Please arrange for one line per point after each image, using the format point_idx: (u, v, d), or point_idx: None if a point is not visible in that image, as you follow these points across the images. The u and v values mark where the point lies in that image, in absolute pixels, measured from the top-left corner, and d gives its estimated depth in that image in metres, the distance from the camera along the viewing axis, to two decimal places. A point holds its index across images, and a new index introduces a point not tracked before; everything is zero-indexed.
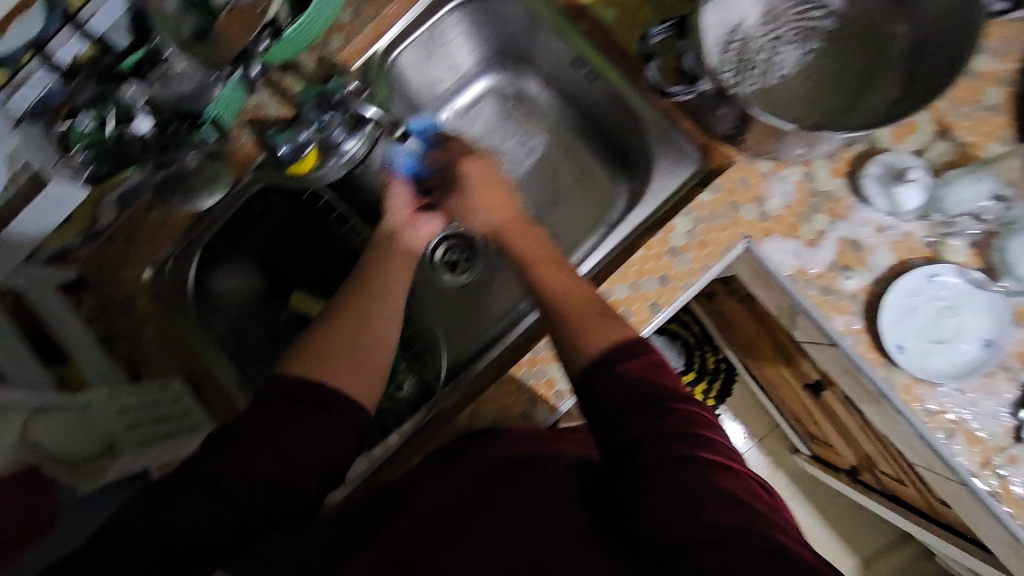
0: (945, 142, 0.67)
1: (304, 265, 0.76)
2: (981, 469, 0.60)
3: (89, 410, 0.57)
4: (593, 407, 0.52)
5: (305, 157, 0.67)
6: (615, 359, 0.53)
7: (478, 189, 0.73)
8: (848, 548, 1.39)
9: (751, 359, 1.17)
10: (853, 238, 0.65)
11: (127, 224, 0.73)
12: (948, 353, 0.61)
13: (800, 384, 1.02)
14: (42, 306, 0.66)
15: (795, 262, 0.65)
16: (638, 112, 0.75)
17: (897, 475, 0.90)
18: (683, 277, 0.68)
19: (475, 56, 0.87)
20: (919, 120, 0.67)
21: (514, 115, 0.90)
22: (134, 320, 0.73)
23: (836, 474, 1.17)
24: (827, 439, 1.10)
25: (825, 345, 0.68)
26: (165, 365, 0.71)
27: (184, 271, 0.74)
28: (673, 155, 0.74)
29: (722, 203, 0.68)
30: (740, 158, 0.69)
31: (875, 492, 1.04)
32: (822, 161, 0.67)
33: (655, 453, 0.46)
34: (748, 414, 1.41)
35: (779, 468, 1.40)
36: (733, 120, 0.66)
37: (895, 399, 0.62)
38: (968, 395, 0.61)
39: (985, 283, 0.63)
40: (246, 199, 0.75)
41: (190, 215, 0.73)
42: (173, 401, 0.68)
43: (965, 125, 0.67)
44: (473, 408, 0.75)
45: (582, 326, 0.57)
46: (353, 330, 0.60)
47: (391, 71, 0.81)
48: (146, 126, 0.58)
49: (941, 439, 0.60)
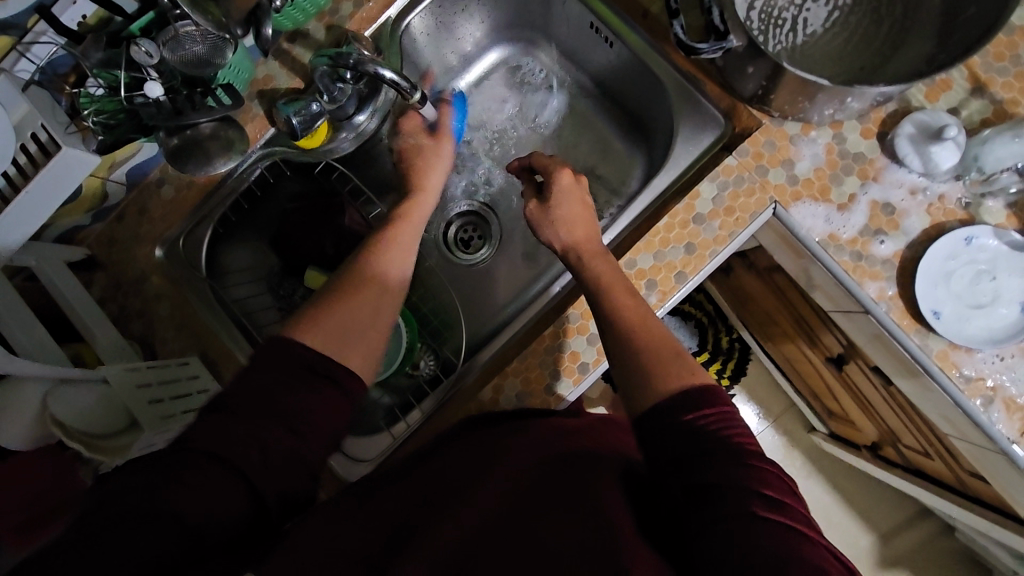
0: (981, 100, 0.65)
1: (314, 239, 0.81)
2: (1021, 436, 0.61)
3: (110, 384, 0.58)
4: (661, 452, 0.48)
5: (317, 128, 0.74)
6: (681, 407, 0.49)
7: (564, 205, 0.70)
8: (866, 525, 1.39)
9: (767, 334, 1.24)
10: (885, 201, 0.65)
11: (136, 201, 0.77)
12: (987, 319, 0.62)
13: (822, 359, 1.06)
14: (59, 282, 0.68)
15: (825, 227, 0.65)
16: (660, 75, 0.76)
17: (923, 448, 0.94)
18: (709, 244, 0.68)
19: (489, 26, 0.90)
20: (953, 77, 0.66)
21: (530, 83, 0.93)
22: (147, 297, 0.76)
23: (856, 450, 1.22)
24: (847, 414, 1.15)
25: (856, 314, 0.68)
26: (179, 343, 0.75)
27: (196, 246, 0.78)
28: (698, 119, 0.73)
29: (748, 168, 0.68)
30: (767, 120, 0.68)
31: (900, 466, 1.08)
32: (851, 123, 0.67)
33: (735, 504, 0.43)
34: (761, 393, 1.45)
35: (796, 448, 1.43)
36: (760, 80, 0.64)
37: (929, 365, 0.62)
38: (1007, 361, 0.61)
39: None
40: (258, 173, 0.80)
41: (200, 191, 0.78)
42: (191, 376, 0.70)
43: (1001, 81, 0.65)
44: (497, 381, 0.71)
45: (647, 370, 0.53)
46: (369, 316, 0.58)
47: (404, 37, 0.83)
48: (157, 90, 0.57)
49: (978, 406, 0.61)
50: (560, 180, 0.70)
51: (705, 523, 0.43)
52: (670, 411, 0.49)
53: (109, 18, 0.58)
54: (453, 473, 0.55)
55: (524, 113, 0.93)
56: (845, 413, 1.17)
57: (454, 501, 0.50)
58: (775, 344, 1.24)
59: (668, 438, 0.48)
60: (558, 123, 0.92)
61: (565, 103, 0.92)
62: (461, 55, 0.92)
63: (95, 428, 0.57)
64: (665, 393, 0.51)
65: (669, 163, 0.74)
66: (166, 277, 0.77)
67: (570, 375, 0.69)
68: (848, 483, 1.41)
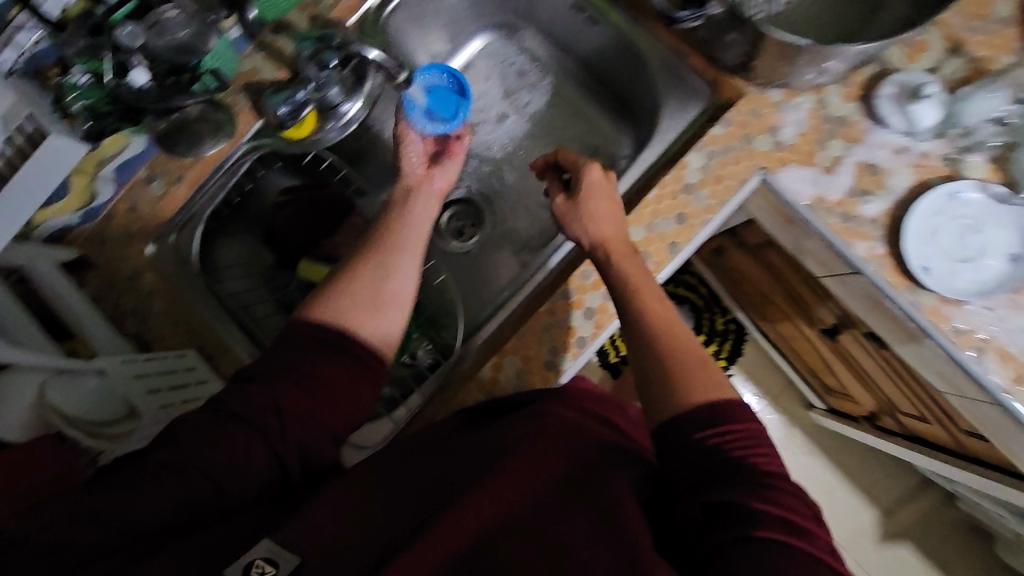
0: (958, 59, 0.66)
1: (307, 231, 0.83)
2: (1014, 385, 0.61)
3: (107, 374, 0.60)
4: (688, 465, 0.48)
5: (305, 117, 0.74)
6: (693, 424, 0.50)
7: (596, 197, 0.67)
8: (869, 500, 1.40)
9: (761, 313, 1.25)
10: (871, 162, 0.66)
11: (126, 199, 0.77)
12: (975, 272, 0.63)
13: (817, 333, 1.07)
14: (50, 279, 0.68)
15: (813, 190, 0.66)
16: (644, 50, 0.77)
17: (920, 414, 0.95)
18: (700, 214, 0.68)
19: (472, 14, 0.91)
20: (930, 38, 0.67)
21: (516, 69, 0.94)
22: (141, 294, 0.76)
23: (854, 423, 1.23)
24: (844, 387, 1.16)
25: (848, 276, 0.69)
26: (176, 338, 0.75)
27: (190, 240, 0.78)
28: (683, 92, 0.74)
29: (735, 136, 0.68)
30: (751, 89, 0.69)
31: (898, 436, 1.09)
32: (833, 87, 0.68)
33: (756, 525, 0.43)
34: (759, 373, 1.45)
35: (795, 426, 1.44)
36: (742, 47, 0.65)
37: (922, 321, 0.63)
38: (997, 312, 0.62)
39: (1006, 198, 0.64)
40: (249, 164, 0.79)
41: (190, 186, 0.78)
42: (191, 368, 0.70)
43: (976, 40, 0.67)
44: (495, 359, 0.71)
45: (683, 378, 0.53)
46: (391, 305, 0.56)
47: (388, 24, 0.83)
48: (143, 78, 0.59)
49: (972, 357, 0.62)
50: (589, 173, 0.68)
51: (727, 541, 0.43)
52: (683, 430, 0.50)
53: (90, 8, 0.59)
54: (456, 445, 0.55)
55: (510, 99, 0.94)
56: (842, 387, 1.17)
57: (457, 476, 0.50)
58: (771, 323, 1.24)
59: (681, 454, 0.49)
60: (544, 107, 0.93)
61: (551, 87, 0.93)
62: (445, 45, 0.92)
63: (95, 417, 0.58)
64: (685, 405, 0.51)
65: (656, 137, 0.75)
66: (159, 272, 0.77)
67: (568, 348, 0.69)
68: (849, 459, 1.41)
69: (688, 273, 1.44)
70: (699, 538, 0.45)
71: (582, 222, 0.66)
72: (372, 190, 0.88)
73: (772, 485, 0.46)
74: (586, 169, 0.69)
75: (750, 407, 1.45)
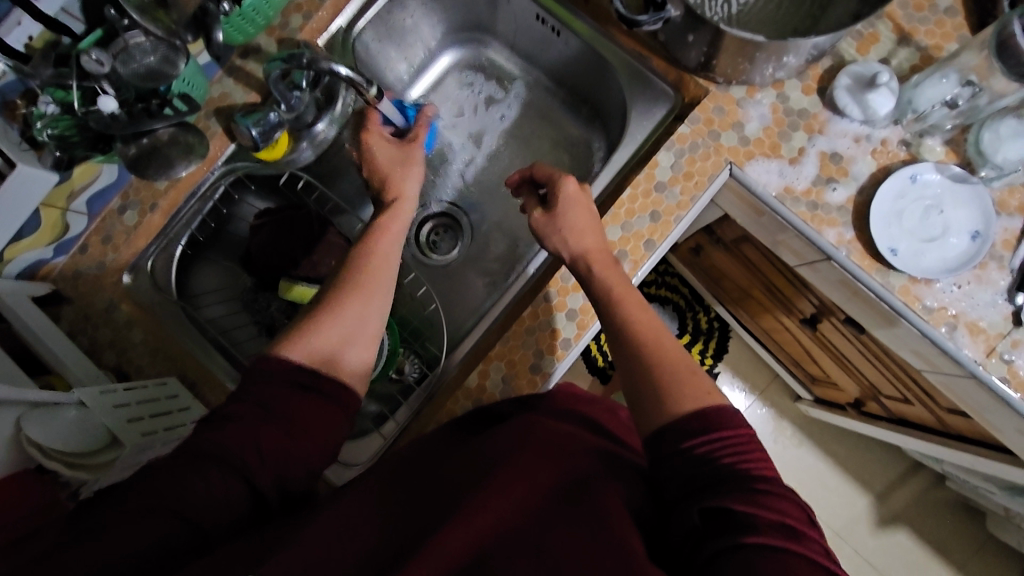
0: (906, 49, 0.70)
1: (286, 252, 0.80)
2: (987, 357, 0.63)
3: (86, 405, 0.59)
4: (676, 469, 0.49)
5: (276, 138, 0.75)
6: (683, 434, 0.50)
7: (571, 211, 0.66)
8: (862, 487, 1.41)
9: (743, 308, 1.27)
10: (833, 151, 0.68)
11: (99, 230, 0.76)
12: (941, 250, 0.65)
13: (798, 323, 1.09)
14: (25, 316, 0.66)
15: (780, 181, 0.68)
16: (608, 57, 0.79)
17: (902, 395, 0.97)
18: (673, 211, 0.70)
19: (439, 31, 0.93)
20: (879, 31, 0.70)
21: (486, 82, 0.95)
22: (119, 325, 0.75)
23: (841, 411, 1.25)
24: (829, 376, 1.18)
25: (820, 262, 0.71)
26: (156, 367, 0.74)
27: (167, 270, 0.78)
28: (649, 95, 0.76)
29: (701, 133, 0.70)
30: (714, 87, 0.71)
31: (883, 420, 1.11)
32: (792, 81, 0.70)
33: (745, 525, 0.43)
34: (745, 368, 1.47)
35: (784, 418, 1.45)
36: (702, 47, 0.67)
37: (894, 301, 0.65)
38: (964, 288, 0.64)
39: (965, 176, 0.66)
40: (223, 191, 0.80)
41: (165, 213, 0.77)
42: (172, 395, 0.70)
43: (923, 30, 0.70)
44: (482, 367, 0.71)
45: (666, 387, 0.54)
46: (364, 339, 0.58)
47: (356, 44, 0.84)
48: (112, 105, 0.58)
49: (944, 332, 0.64)
50: (566, 187, 0.67)
51: (720, 547, 0.43)
52: (674, 437, 0.50)
53: (55, 41, 0.60)
54: (448, 461, 0.54)
55: (482, 111, 0.95)
56: (826, 376, 1.19)
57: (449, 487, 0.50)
58: (753, 317, 1.26)
59: (673, 463, 0.49)
60: (517, 117, 0.95)
61: (522, 98, 0.94)
62: (415, 63, 0.94)
63: (74, 448, 0.56)
64: (676, 415, 0.52)
65: (626, 139, 0.76)
66: (136, 302, 0.76)
67: (552, 350, 0.70)
68: (840, 447, 1.43)
69: (669, 273, 1.46)
70: (696, 546, 0.44)
71: (558, 235, 0.67)
72: (349, 208, 0.88)
73: (764, 491, 0.45)
74: (559, 185, 0.68)
75: (739, 403, 1.46)
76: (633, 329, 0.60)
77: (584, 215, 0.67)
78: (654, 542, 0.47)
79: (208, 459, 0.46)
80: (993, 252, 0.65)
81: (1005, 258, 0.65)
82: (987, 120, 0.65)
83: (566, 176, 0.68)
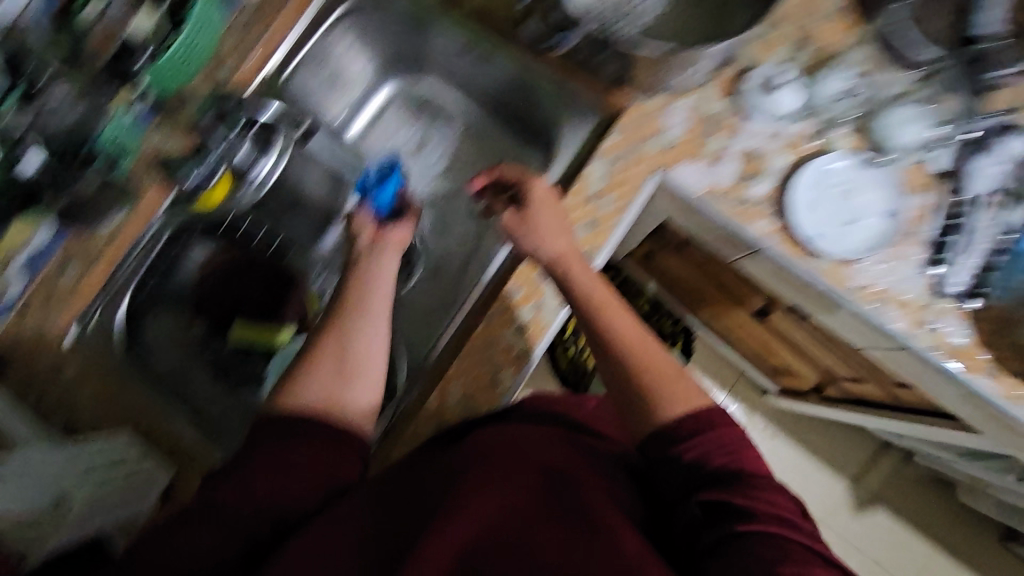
0: (806, 49, 0.74)
1: (238, 299, 0.89)
2: (915, 328, 0.68)
3: (35, 457, 0.65)
4: (672, 470, 0.52)
5: (216, 183, 0.81)
6: (677, 436, 0.54)
7: (544, 212, 0.69)
8: (836, 471, 1.44)
9: (699, 308, 1.29)
10: (753, 149, 0.72)
11: (39, 291, 0.75)
12: (862, 231, 0.69)
13: (751, 316, 1.11)
14: None
15: (708, 181, 0.72)
16: (531, 78, 0.83)
17: (855, 376, 1.00)
18: (609, 216, 0.75)
19: (371, 66, 0.95)
20: (779, 34, 0.74)
21: (423, 113, 1.00)
22: (67, 385, 0.75)
23: (804, 398, 1.28)
24: (786, 365, 1.22)
25: (752, 255, 0.75)
26: (117, 424, 0.76)
27: (111, 325, 0.79)
28: (578, 111, 0.81)
29: (628, 141, 0.74)
30: (636, 98, 0.74)
31: (842, 402, 1.14)
32: (705, 85, 0.73)
33: (739, 518, 0.46)
34: (710, 366, 1.49)
35: (755, 412, 1.48)
36: (616, 63, 0.71)
37: (827, 282, 0.69)
38: (890, 265, 0.69)
39: (874, 158, 0.71)
40: (162, 243, 0.81)
41: (105, 269, 0.78)
42: (138, 461, 0.71)
43: (821, 29, 0.74)
44: (442, 385, 0.72)
45: (656, 387, 0.58)
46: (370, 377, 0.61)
47: (288, 87, 0.87)
48: (35, 161, 0.66)
49: (876, 308, 0.68)
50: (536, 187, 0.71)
51: (716, 539, 0.46)
52: (665, 440, 0.54)
53: None
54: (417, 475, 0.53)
55: (420, 142, 1.01)
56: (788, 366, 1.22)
57: (422, 500, 0.49)
58: (712, 316, 1.29)
59: (669, 464, 0.53)
60: (456, 146, 0.99)
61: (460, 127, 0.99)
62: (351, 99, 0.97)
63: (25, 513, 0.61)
64: (666, 418, 0.55)
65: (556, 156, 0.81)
66: (83, 363, 0.76)
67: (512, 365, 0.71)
68: (811, 434, 1.46)
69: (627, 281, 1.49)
70: (696, 538, 0.48)
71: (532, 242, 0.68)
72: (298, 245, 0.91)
73: (755, 484, 0.48)
74: (528, 187, 0.72)
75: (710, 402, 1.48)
76: (609, 328, 0.62)
77: (552, 215, 0.70)
78: (658, 538, 0.51)
79: (206, 501, 0.49)
80: (908, 229, 0.69)
81: (920, 233, 0.69)
82: (888, 106, 0.70)
83: (537, 179, 0.72)
